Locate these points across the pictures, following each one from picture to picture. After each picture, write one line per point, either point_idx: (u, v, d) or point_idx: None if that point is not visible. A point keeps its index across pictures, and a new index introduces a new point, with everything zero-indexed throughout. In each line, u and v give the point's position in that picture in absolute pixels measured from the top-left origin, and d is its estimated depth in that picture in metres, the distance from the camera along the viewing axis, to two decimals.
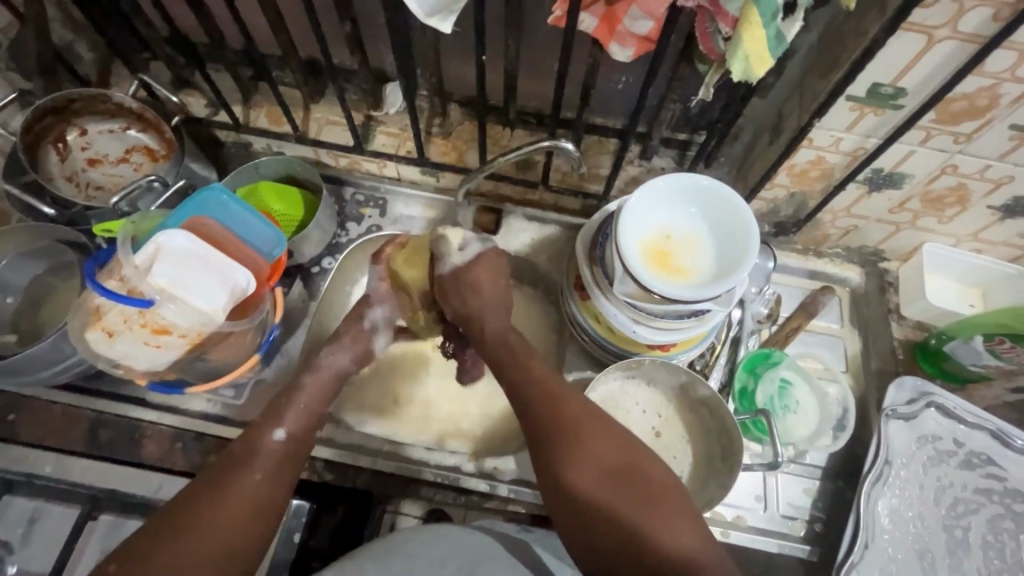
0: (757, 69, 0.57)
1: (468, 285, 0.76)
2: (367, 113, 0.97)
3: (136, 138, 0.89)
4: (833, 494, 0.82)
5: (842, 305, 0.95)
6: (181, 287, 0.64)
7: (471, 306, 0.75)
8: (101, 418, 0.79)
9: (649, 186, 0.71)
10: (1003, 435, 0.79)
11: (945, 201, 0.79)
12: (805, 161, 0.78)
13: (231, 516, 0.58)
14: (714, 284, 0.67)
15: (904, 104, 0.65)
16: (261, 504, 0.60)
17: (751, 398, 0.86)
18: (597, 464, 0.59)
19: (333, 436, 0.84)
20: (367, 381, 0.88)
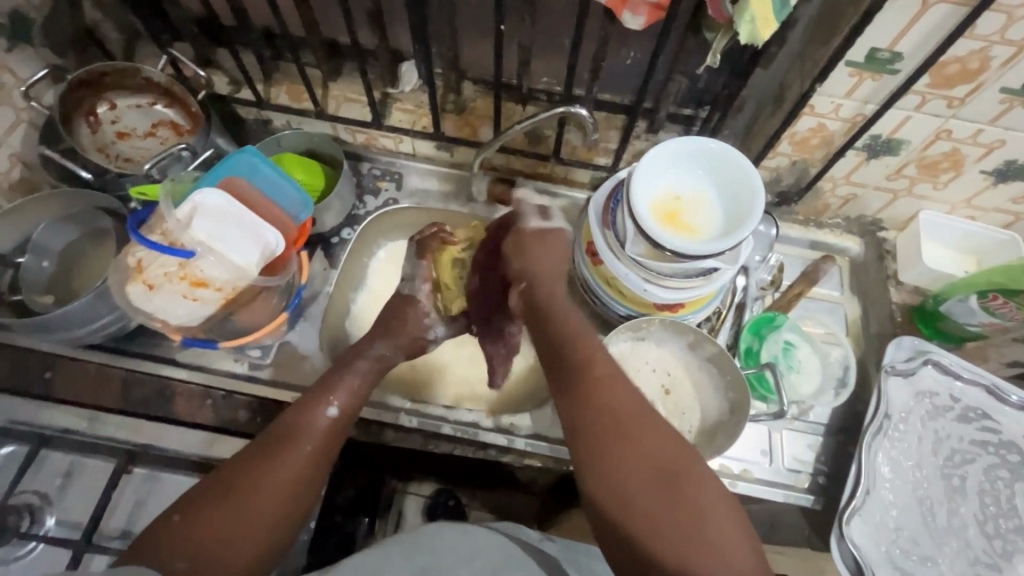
0: (763, 31, 0.61)
1: (536, 240, 0.84)
2: (383, 91, 0.99)
3: (162, 113, 0.93)
4: (835, 448, 0.86)
5: (842, 274, 0.99)
6: (219, 241, 0.68)
7: (531, 262, 0.82)
8: (132, 377, 0.81)
9: (661, 150, 0.74)
10: (997, 391, 0.83)
11: (940, 166, 0.83)
12: (806, 129, 0.82)
13: (274, 486, 0.63)
14: (722, 241, 0.71)
15: (900, 68, 0.69)
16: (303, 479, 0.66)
17: (756, 357, 0.89)
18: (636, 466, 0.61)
19: None
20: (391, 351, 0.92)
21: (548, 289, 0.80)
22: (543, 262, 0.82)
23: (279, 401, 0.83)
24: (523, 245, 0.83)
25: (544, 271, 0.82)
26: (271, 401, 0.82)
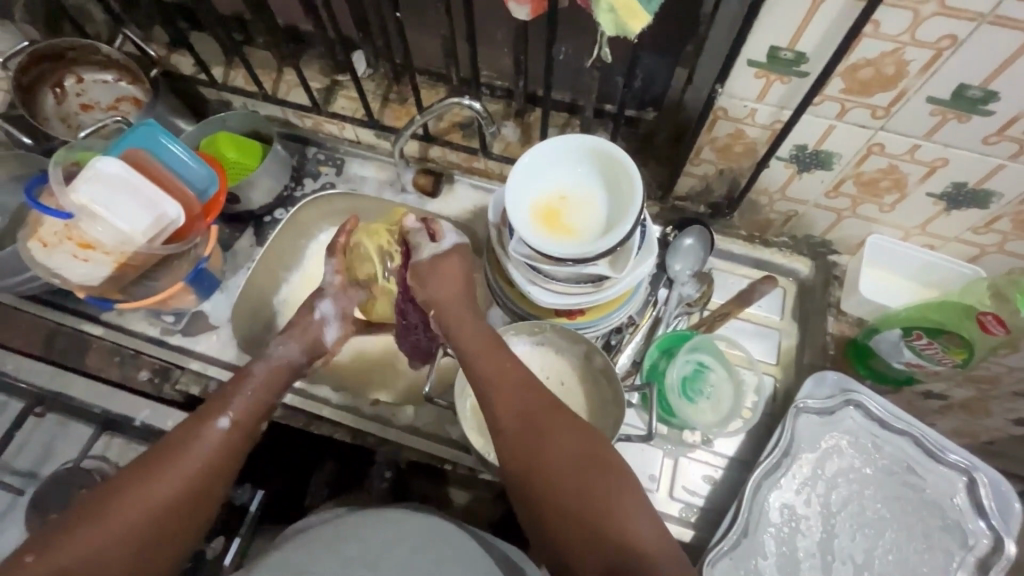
0: (631, 23, 0.57)
1: (429, 272, 0.80)
2: (332, 78, 1.04)
3: (126, 89, 1.00)
4: (735, 484, 0.79)
5: (786, 296, 0.91)
6: (98, 202, 0.73)
7: (433, 293, 0.79)
8: (58, 329, 0.88)
9: (545, 147, 0.71)
10: (928, 444, 0.74)
11: (881, 185, 0.74)
12: (726, 135, 0.75)
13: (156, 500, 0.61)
14: (599, 244, 0.67)
15: (808, 71, 0.63)
16: (202, 482, 0.64)
17: (660, 376, 0.84)
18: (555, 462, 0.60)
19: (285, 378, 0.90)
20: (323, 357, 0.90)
21: (460, 313, 0.77)
22: (440, 290, 0.78)
23: (180, 366, 0.87)
24: (417, 285, 0.80)
25: (444, 300, 0.78)
26: (173, 365, 0.87)
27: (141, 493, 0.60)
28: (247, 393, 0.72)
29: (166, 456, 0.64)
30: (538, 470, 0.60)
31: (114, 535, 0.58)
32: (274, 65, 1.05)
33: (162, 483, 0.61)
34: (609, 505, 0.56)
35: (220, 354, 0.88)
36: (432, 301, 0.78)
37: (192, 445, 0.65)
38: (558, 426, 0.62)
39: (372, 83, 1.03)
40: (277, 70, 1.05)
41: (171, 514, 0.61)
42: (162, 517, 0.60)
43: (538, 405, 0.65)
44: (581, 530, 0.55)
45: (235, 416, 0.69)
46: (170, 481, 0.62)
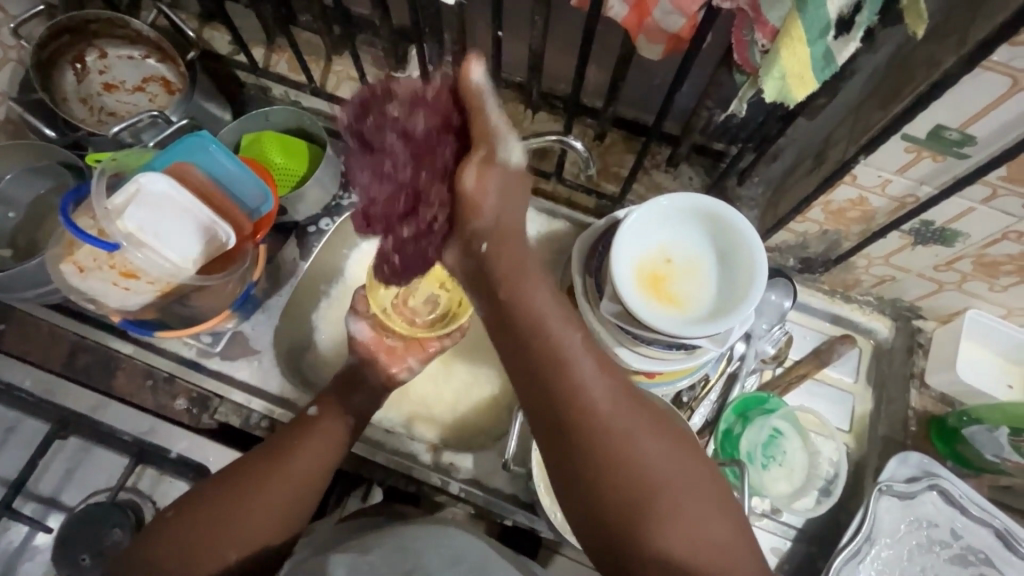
0: (795, 90, 0.49)
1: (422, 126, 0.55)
2: (388, 74, 0.93)
3: (154, 68, 0.88)
4: (802, 558, 0.78)
5: (862, 358, 0.86)
6: (149, 233, 0.65)
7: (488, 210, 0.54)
8: (82, 342, 0.81)
9: (653, 203, 0.65)
10: (1009, 537, 0.71)
11: (1001, 268, 0.69)
12: (845, 199, 0.69)
13: (282, 491, 0.63)
14: (707, 320, 0.62)
15: (970, 154, 0.56)
16: (316, 476, 0.65)
17: (734, 441, 0.79)
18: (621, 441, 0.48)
19: None
20: None
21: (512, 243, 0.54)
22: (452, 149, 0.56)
23: (220, 396, 0.81)
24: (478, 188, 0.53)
25: (502, 210, 0.54)
26: (212, 393, 0.80)
27: (259, 488, 0.62)
28: (355, 396, 0.73)
29: (281, 450, 0.66)
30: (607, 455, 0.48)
31: (240, 523, 0.60)
32: (322, 52, 0.94)
33: (279, 477, 0.63)
34: (700, 515, 0.47)
35: (262, 383, 0.82)
36: (486, 228, 0.54)
37: (298, 443, 0.67)
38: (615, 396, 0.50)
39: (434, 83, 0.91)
40: (326, 58, 0.94)
41: (285, 512, 0.63)
42: (287, 510, 0.63)
43: (609, 386, 0.50)
44: (668, 551, 0.46)
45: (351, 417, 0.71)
46: (287, 479, 0.64)
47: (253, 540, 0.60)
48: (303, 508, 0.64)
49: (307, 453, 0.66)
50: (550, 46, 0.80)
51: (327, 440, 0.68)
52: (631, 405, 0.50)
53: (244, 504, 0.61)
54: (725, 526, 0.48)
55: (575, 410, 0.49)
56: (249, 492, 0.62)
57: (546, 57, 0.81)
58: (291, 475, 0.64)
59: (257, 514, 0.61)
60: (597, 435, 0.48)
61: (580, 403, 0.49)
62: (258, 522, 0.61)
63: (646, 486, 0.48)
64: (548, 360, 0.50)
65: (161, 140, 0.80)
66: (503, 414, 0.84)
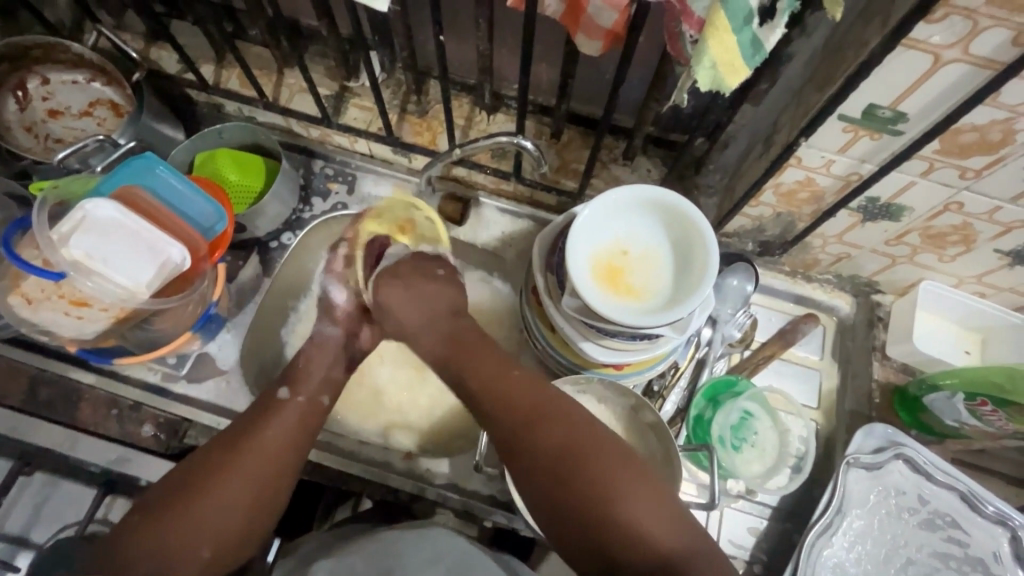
0: (728, 77, 0.50)
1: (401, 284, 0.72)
2: (341, 84, 0.93)
3: (100, 91, 0.86)
4: (780, 536, 0.79)
5: (825, 335, 0.88)
6: (99, 260, 0.63)
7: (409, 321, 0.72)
8: (41, 375, 0.79)
9: (607, 196, 0.65)
10: (973, 499, 0.73)
11: (948, 238, 0.71)
12: (793, 181, 0.70)
13: (253, 473, 0.61)
14: (663, 309, 0.62)
15: (904, 130, 0.57)
16: (284, 456, 0.63)
17: (705, 426, 0.80)
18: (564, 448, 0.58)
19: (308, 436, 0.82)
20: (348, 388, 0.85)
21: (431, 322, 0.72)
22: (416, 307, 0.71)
23: (187, 419, 0.79)
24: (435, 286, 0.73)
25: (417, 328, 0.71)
26: (178, 417, 0.79)
27: (227, 478, 0.60)
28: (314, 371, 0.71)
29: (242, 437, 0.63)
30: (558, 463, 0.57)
31: (215, 518, 0.58)
32: (274, 66, 0.93)
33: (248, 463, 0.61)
34: (641, 510, 0.54)
35: (231, 404, 0.80)
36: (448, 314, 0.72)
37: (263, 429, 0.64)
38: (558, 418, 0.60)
39: (389, 90, 0.91)
40: (278, 72, 0.93)
41: (259, 498, 0.60)
42: (261, 496, 0.61)
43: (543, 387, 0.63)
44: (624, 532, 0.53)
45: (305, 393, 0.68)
46: (255, 463, 0.61)
47: (229, 528, 0.58)
48: (272, 488, 0.61)
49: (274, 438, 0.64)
50: (499, 47, 0.81)
51: (289, 418, 0.66)
52: (565, 423, 0.59)
53: (214, 496, 0.58)
54: (673, 503, 0.55)
55: (528, 419, 0.60)
56: (216, 482, 0.59)
57: (496, 58, 0.82)
58: (263, 461, 0.61)
59: (225, 505, 0.58)
60: (551, 444, 0.58)
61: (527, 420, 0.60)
62: (232, 510, 0.59)
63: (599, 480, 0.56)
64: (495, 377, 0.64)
65: (111, 164, 0.79)
66: (477, 416, 0.84)
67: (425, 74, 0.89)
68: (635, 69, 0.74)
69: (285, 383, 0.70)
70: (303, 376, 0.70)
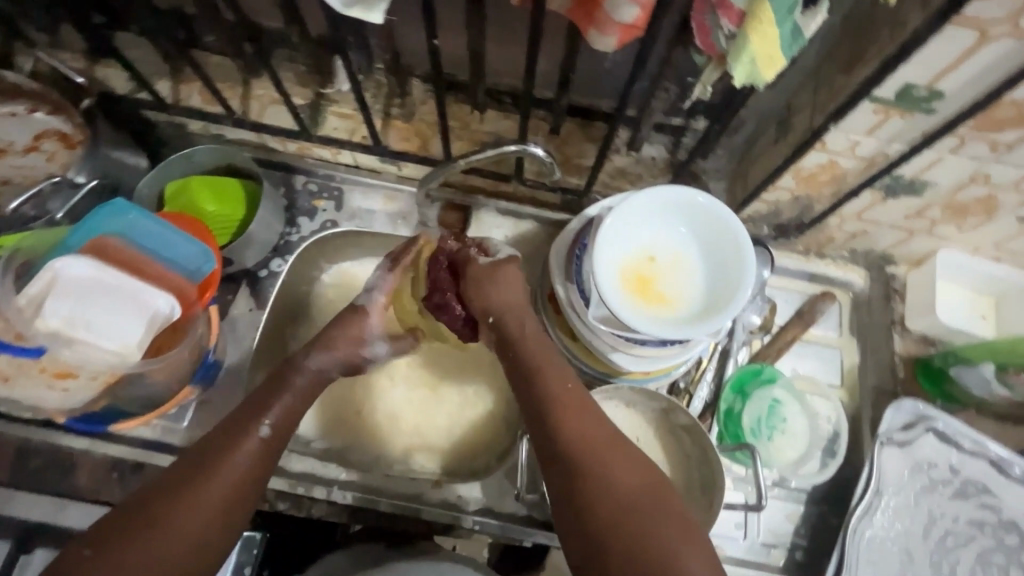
0: (765, 72, 0.46)
1: (486, 277, 0.67)
2: (316, 91, 0.85)
3: (45, 122, 0.77)
4: (818, 519, 0.78)
5: (842, 311, 0.87)
6: (81, 325, 0.56)
7: (496, 300, 0.66)
8: (28, 444, 0.72)
9: (629, 201, 0.61)
10: (1002, 464, 0.75)
11: (970, 210, 0.69)
12: (815, 165, 0.67)
13: (203, 516, 0.51)
14: (700, 316, 0.59)
15: (938, 108, 0.55)
16: (248, 486, 0.55)
17: (737, 420, 0.79)
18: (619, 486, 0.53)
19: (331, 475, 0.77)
20: (364, 417, 0.81)
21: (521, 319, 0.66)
22: (504, 296, 0.66)
23: None
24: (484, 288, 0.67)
25: (503, 305, 0.66)
26: None
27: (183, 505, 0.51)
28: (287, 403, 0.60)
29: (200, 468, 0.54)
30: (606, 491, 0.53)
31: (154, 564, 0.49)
32: (238, 77, 0.85)
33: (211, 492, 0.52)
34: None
35: None
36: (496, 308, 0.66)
37: (230, 460, 0.55)
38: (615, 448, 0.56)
39: (369, 94, 0.84)
40: (244, 82, 0.85)
41: (207, 545, 0.51)
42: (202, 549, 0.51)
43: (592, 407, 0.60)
44: (638, 550, 0.50)
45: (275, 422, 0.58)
46: (205, 507, 0.52)
47: (179, 563, 0.50)
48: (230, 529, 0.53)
49: (245, 467, 0.55)
50: (488, 40, 0.74)
51: (252, 463, 0.56)
52: (622, 456, 0.56)
53: (156, 538, 0.50)
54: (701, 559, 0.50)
55: (561, 430, 0.57)
56: (160, 524, 0.50)
57: (486, 52, 0.76)
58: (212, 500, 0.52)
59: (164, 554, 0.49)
60: (578, 455, 0.55)
61: (563, 428, 0.57)
62: (176, 556, 0.50)
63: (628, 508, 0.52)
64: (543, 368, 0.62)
65: (71, 206, 0.71)
66: (501, 428, 0.83)
67: (408, 74, 0.82)
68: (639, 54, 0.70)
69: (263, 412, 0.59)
70: None
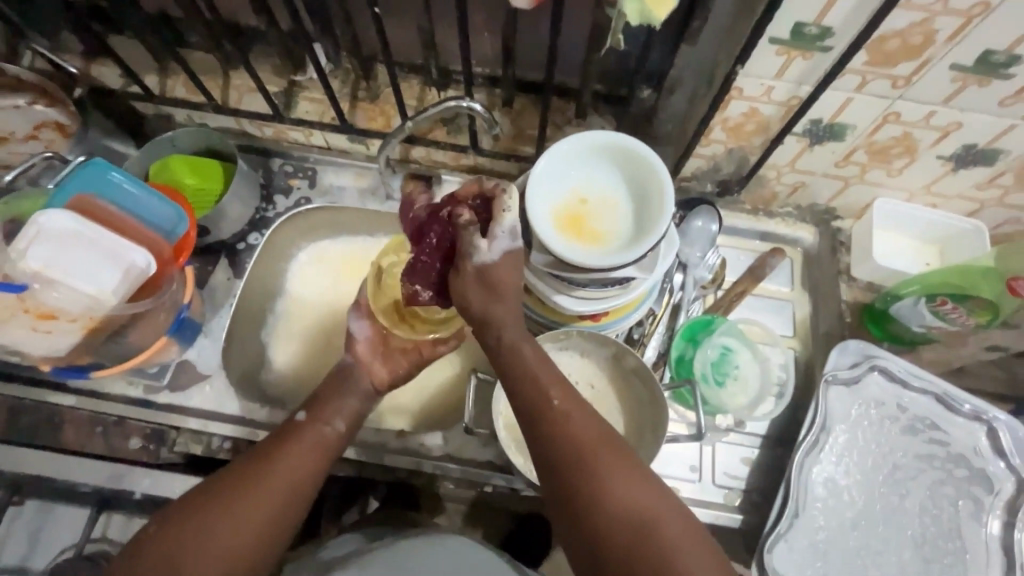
0: (654, 11, 0.52)
1: (478, 283, 0.58)
2: (289, 79, 0.92)
3: (43, 113, 0.85)
4: (773, 461, 0.80)
5: (793, 267, 0.91)
6: (62, 272, 0.64)
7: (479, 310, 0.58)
8: (20, 404, 0.77)
9: (558, 148, 0.66)
10: (948, 399, 0.76)
11: (891, 151, 0.73)
12: (739, 114, 0.72)
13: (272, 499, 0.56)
14: (629, 247, 0.64)
15: (832, 45, 0.60)
16: (305, 484, 0.59)
17: (688, 366, 0.82)
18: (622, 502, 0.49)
19: None
20: None
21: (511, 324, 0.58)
22: (492, 308, 0.58)
23: (175, 427, 0.78)
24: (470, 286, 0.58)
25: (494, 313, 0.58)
26: (166, 426, 0.78)
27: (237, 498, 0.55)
28: (343, 403, 0.68)
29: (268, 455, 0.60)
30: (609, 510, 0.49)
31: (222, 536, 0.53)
32: (218, 70, 0.93)
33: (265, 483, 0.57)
34: None
35: (217, 407, 0.79)
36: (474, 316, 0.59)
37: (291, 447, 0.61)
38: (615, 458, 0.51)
39: (337, 80, 0.91)
40: (223, 74, 0.93)
41: (277, 524, 0.56)
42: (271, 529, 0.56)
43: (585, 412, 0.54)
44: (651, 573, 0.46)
45: (338, 422, 0.66)
46: (273, 487, 0.57)
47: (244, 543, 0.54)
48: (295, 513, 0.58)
49: (297, 458, 0.60)
50: (438, 22, 0.81)
51: (315, 449, 0.62)
52: (626, 469, 0.51)
53: (229, 514, 0.54)
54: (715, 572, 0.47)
55: (553, 446, 0.52)
56: (234, 500, 0.55)
57: (437, 33, 0.83)
58: (283, 485, 0.58)
59: (230, 531, 0.53)
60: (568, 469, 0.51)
61: (557, 441, 0.52)
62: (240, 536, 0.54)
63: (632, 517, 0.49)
64: (527, 377, 0.56)
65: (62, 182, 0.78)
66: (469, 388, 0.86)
67: (371, 59, 0.89)
68: (575, 25, 0.76)
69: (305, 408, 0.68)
70: None
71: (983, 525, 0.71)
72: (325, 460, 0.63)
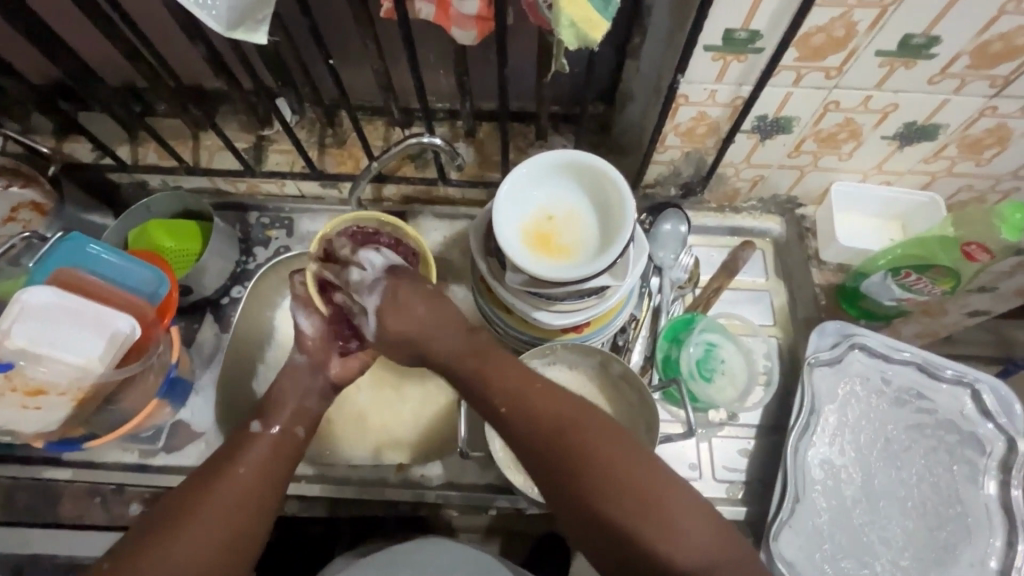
0: (592, 33, 0.54)
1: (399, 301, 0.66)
2: (257, 134, 0.95)
3: (20, 194, 0.88)
4: (769, 450, 0.82)
5: (766, 258, 0.93)
6: (49, 346, 0.67)
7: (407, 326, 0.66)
8: (17, 482, 0.79)
9: (519, 171, 0.69)
10: (930, 367, 0.77)
11: (839, 137, 0.76)
12: (688, 119, 0.75)
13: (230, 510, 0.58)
14: (596, 259, 0.66)
15: (763, 46, 0.63)
16: (257, 491, 0.60)
17: (675, 365, 0.83)
18: (584, 458, 0.55)
19: (318, 471, 0.83)
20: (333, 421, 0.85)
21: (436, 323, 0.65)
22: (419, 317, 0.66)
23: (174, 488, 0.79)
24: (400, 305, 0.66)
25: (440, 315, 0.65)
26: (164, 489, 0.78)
27: (184, 531, 0.55)
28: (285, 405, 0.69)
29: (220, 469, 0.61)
30: (573, 467, 0.55)
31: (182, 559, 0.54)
32: (187, 133, 0.95)
33: (218, 498, 0.58)
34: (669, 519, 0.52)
35: None
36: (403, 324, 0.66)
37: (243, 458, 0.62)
38: (572, 420, 0.57)
39: (304, 130, 0.94)
40: (193, 137, 0.95)
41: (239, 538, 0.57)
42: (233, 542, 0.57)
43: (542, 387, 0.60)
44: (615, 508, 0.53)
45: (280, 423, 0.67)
46: (228, 498, 0.58)
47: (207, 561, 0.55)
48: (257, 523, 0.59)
49: (247, 472, 0.61)
50: (394, 64, 0.85)
51: (266, 454, 0.63)
52: (581, 423, 0.57)
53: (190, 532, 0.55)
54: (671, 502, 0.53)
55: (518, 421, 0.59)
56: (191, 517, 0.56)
57: (395, 75, 0.86)
58: (241, 497, 0.59)
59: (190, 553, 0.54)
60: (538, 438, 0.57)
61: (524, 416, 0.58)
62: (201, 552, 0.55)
63: (582, 470, 0.55)
64: (486, 363, 0.62)
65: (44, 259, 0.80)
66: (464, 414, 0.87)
67: (334, 106, 0.92)
68: (526, 52, 0.80)
69: (259, 416, 0.68)
70: (270, 399, 0.69)
71: (980, 487, 0.73)
72: (283, 462, 0.64)
